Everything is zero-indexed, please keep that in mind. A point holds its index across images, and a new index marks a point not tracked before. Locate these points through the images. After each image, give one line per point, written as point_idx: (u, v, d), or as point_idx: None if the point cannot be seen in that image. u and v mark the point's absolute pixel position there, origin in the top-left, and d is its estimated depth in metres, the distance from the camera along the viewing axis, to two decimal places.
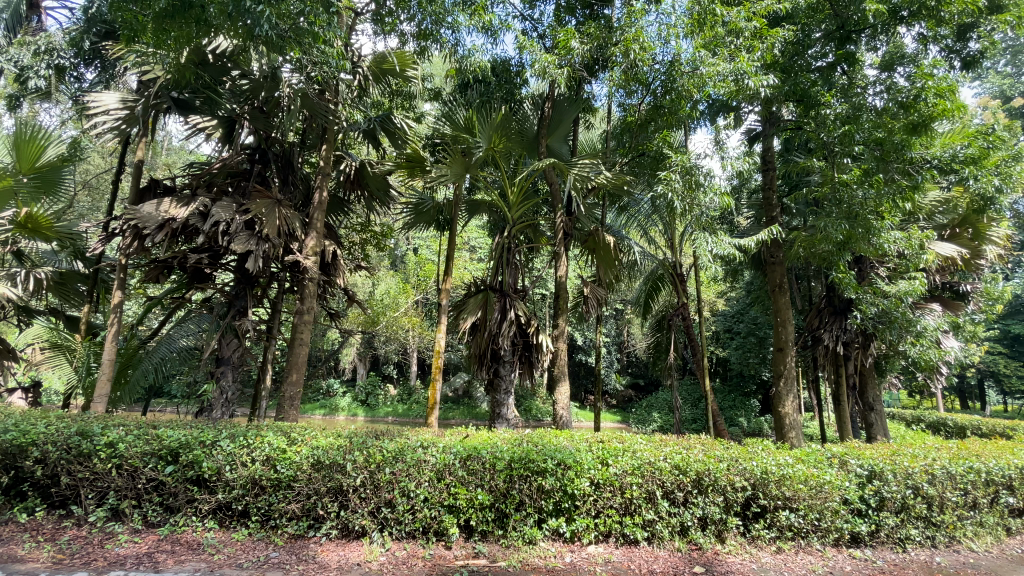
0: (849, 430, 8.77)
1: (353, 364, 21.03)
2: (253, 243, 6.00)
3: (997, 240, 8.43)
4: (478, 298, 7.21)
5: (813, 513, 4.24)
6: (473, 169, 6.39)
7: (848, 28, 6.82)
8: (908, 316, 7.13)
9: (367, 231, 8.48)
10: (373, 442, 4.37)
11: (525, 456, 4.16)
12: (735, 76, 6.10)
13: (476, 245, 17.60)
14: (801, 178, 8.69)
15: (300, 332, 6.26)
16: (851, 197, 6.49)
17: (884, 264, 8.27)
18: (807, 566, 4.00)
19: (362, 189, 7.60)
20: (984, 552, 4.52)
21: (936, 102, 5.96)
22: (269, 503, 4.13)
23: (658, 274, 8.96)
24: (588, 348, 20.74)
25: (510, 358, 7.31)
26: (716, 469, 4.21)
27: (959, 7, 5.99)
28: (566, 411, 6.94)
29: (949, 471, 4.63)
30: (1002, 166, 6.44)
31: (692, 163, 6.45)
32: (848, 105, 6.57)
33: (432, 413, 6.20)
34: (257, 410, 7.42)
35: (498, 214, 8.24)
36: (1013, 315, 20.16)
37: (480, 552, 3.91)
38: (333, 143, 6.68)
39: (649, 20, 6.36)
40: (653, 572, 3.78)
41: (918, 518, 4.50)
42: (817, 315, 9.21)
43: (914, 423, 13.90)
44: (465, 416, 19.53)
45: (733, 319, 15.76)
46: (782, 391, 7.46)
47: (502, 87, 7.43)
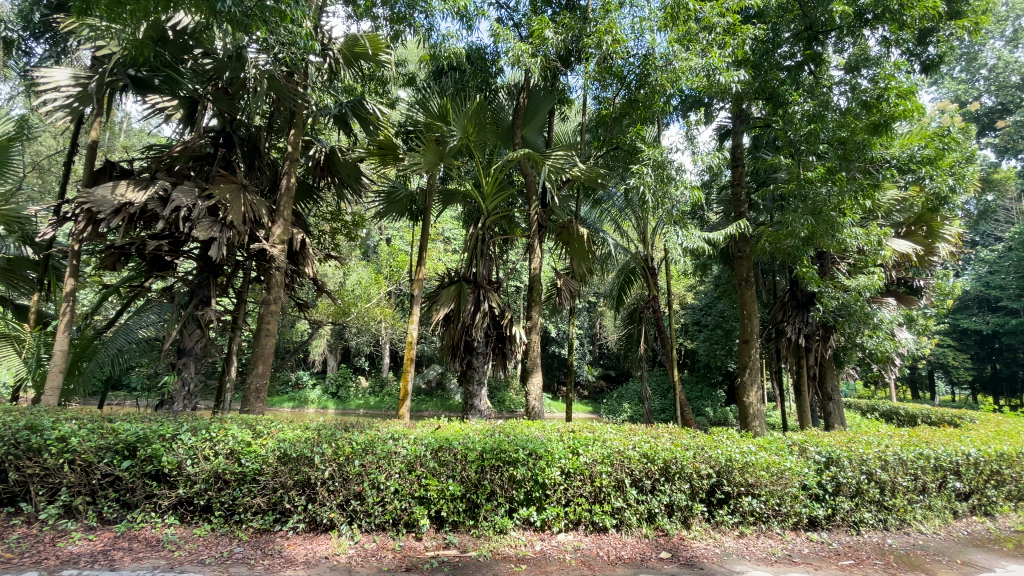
0: (808, 419, 9.09)
1: (323, 355, 20.73)
2: (216, 230, 5.77)
3: (949, 238, 8.86)
4: (451, 290, 7.12)
5: (774, 498, 4.39)
6: (447, 158, 6.34)
7: (815, 30, 6.92)
8: (865, 309, 7.49)
9: (337, 221, 8.31)
10: (342, 434, 4.28)
11: (496, 446, 4.17)
12: (707, 71, 6.29)
13: (449, 236, 17.46)
14: (768, 175, 8.86)
15: (267, 322, 6.07)
16: (816, 194, 6.71)
17: (845, 260, 8.53)
18: (767, 549, 4.16)
19: (332, 175, 7.38)
20: (932, 534, 4.77)
21: (897, 102, 6.21)
22: (232, 498, 4.03)
23: (630, 267, 9.06)
24: (561, 340, 20.89)
25: (483, 350, 7.23)
26: (682, 456, 4.31)
27: (921, 11, 6.21)
28: (538, 403, 6.99)
29: (901, 457, 4.84)
30: (956, 166, 6.75)
31: (664, 157, 6.55)
32: (814, 104, 6.72)
33: (403, 404, 6.11)
34: (221, 402, 7.21)
35: (472, 205, 8.15)
36: (962, 310, 21.26)
37: (451, 543, 3.92)
38: (301, 127, 6.57)
39: (623, 13, 6.38)
40: (621, 558, 3.86)
41: (870, 502, 4.72)
42: (781, 308, 9.49)
43: (868, 412, 14.56)
44: (438, 408, 19.58)
45: (701, 312, 16.12)
46: (746, 382, 7.68)
47: (477, 75, 7.30)
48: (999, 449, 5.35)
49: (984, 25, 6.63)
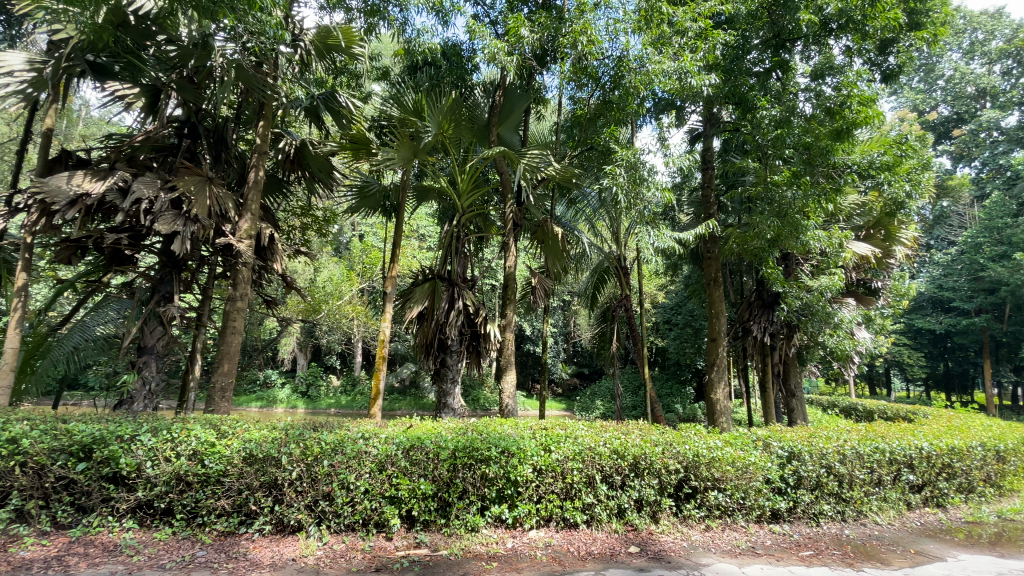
0: (772, 415, 9.37)
1: (293, 354, 20.28)
2: (180, 224, 5.57)
3: (904, 242, 9.27)
4: (425, 287, 6.99)
5: (738, 492, 4.52)
6: (421, 154, 6.27)
7: (782, 37, 7.18)
8: (827, 309, 7.78)
9: (308, 216, 8.15)
10: (310, 434, 4.19)
11: (468, 445, 4.15)
12: (679, 74, 6.36)
13: (424, 234, 17.30)
14: (736, 178, 9.09)
15: (232, 320, 5.89)
16: (781, 197, 6.94)
17: (808, 261, 8.83)
18: (732, 541, 4.28)
19: (303, 169, 7.21)
20: (887, 525, 4.99)
21: (859, 109, 6.46)
22: (195, 500, 3.90)
23: (604, 266, 9.19)
24: (535, 338, 20.98)
25: (457, 348, 7.18)
26: (651, 452, 4.39)
27: (882, 21, 6.51)
28: (511, 401, 7.00)
29: (858, 451, 5.04)
30: (913, 173, 7.05)
31: (637, 158, 6.65)
32: (782, 109, 6.89)
33: (375, 404, 6.01)
34: (184, 402, 6.96)
35: (446, 202, 8.08)
36: (917, 311, 22.21)
37: (421, 542, 3.90)
38: (270, 119, 6.39)
39: (598, 15, 6.44)
40: (591, 554, 3.91)
41: (830, 494, 4.90)
42: (747, 307, 9.77)
43: (829, 408, 15.11)
44: (411, 407, 19.39)
45: (671, 311, 16.44)
46: (714, 379, 7.88)
47: (454, 71, 7.32)
48: (949, 443, 5.62)
49: (941, 37, 6.93)
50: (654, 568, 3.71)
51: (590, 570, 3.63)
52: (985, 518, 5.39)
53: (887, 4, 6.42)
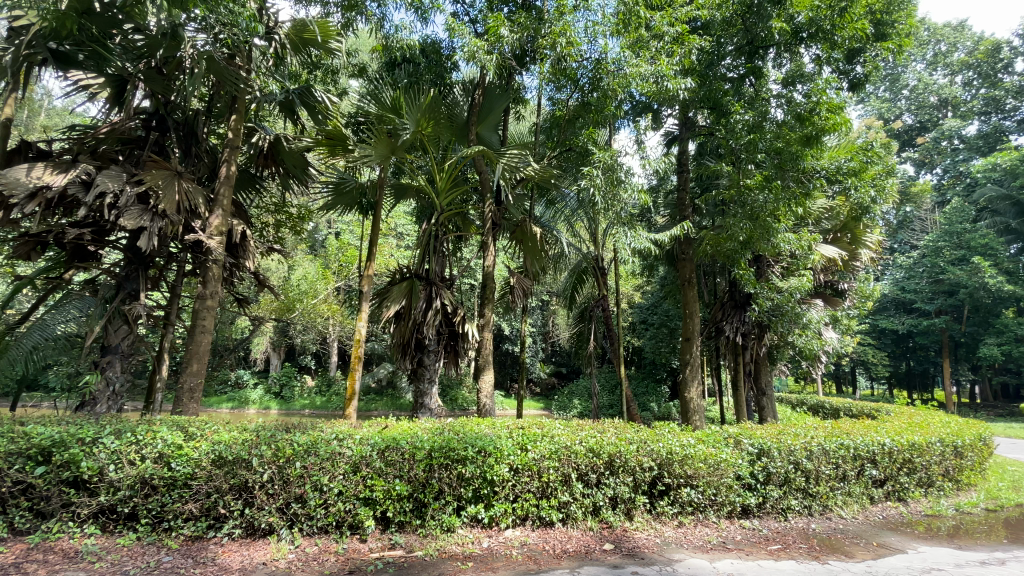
0: (744, 413, 9.59)
1: (266, 354, 19.84)
2: (146, 219, 5.38)
3: (869, 245, 9.61)
4: (402, 286, 6.91)
5: (710, 489, 4.61)
6: (399, 152, 6.20)
7: (756, 44, 7.28)
8: (796, 309, 8.05)
9: (282, 213, 7.99)
10: (282, 435, 4.10)
11: (445, 445, 4.13)
12: (656, 78, 6.51)
13: (402, 232, 17.13)
14: (711, 181, 9.26)
15: (202, 319, 5.72)
16: (754, 201, 7.11)
17: (779, 263, 9.06)
18: (703, 537, 4.37)
19: (277, 164, 7.05)
20: (851, 519, 5.16)
21: (828, 116, 6.69)
22: (161, 505, 3.78)
23: (582, 267, 9.27)
24: (514, 338, 21.00)
25: (435, 348, 7.11)
26: (626, 450, 4.44)
27: (850, 31, 6.70)
28: (489, 400, 6.99)
29: (824, 447, 5.19)
30: (878, 179, 7.44)
31: (614, 160, 6.71)
32: (754, 114, 7.06)
33: (350, 404, 5.91)
34: (151, 403, 6.73)
35: (424, 201, 8.02)
36: (881, 312, 23.04)
37: (396, 543, 3.87)
38: (243, 113, 6.24)
39: (577, 17, 6.48)
40: (566, 552, 3.94)
41: (797, 490, 5.04)
42: (720, 308, 9.98)
43: (797, 406, 15.54)
44: (388, 407, 19.21)
45: (648, 311, 16.67)
46: (687, 378, 8.02)
47: (432, 69, 7.27)
48: (909, 440, 5.85)
49: (906, 48, 7.20)
50: (628, 564, 3.76)
51: (565, 568, 3.66)
52: (943, 511, 5.63)
53: (855, 15, 6.65)
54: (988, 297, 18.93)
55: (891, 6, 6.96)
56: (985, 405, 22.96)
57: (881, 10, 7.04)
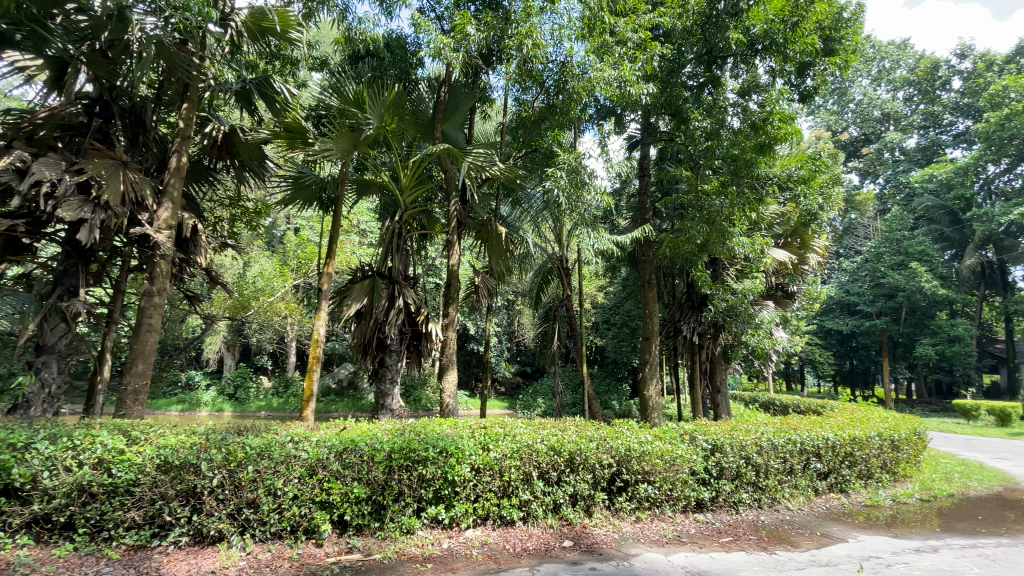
0: (700, 410, 9.91)
1: (219, 353, 19.04)
2: (87, 211, 5.07)
3: (817, 250, 10.11)
4: (364, 284, 6.75)
5: (666, 484, 4.75)
6: (361, 147, 6.06)
7: (714, 54, 7.60)
8: (748, 310, 8.39)
9: (237, 207, 7.69)
10: (234, 438, 3.95)
11: (405, 446, 4.07)
12: (619, 82, 6.69)
13: (364, 229, 16.79)
14: (671, 185, 9.52)
15: (148, 317, 5.41)
16: (710, 206, 7.37)
17: (733, 265, 9.38)
18: (659, 531, 4.49)
19: (232, 156, 6.78)
20: (797, 510, 5.42)
21: (780, 125, 7.02)
22: (100, 513, 3.58)
23: (547, 267, 9.35)
24: (478, 337, 20.93)
25: (397, 347, 7.00)
26: (586, 448, 4.51)
27: (801, 45, 7.03)
28: (452, 400, 6.94)
29: (773, 442, 5.42)
30: (825, 188, 7.93)
31: (579, 162, 6.79)
32: (712, 121, 7.31)
33: (307, 406, 5.72)
34: (90, 407, 6.34)
35: (388, 197, 7.87)
36: (828, 313, 24.28)
37: (354, 547, 3.78)
38: (196, 102, 5.97)
39: (543, 19, 6.52)
40: (526, 550, 3.97)
41: (748, 483, 5.25)
42: (678, 308, 10.29)
43: (750, 403, 16.17)
44: (349, 408, 18.78)
45: (610, 311, 16.97)
46: (647, 376, 8.22)
47: (396, 64, 7.15)
48: (851, 434, 6.18)
49: (851, 64, 7.61)
50: (587, 561, 3.82)
51: (525, 567, 3.68)
52: (881, 501, 5.98)
53: (806, 30, 6.98)
54: (923, 300, 20.31)
55: (839, 23, 7.29)
56: (920, 401, 24.55)
57: (830, 27, 7.33)
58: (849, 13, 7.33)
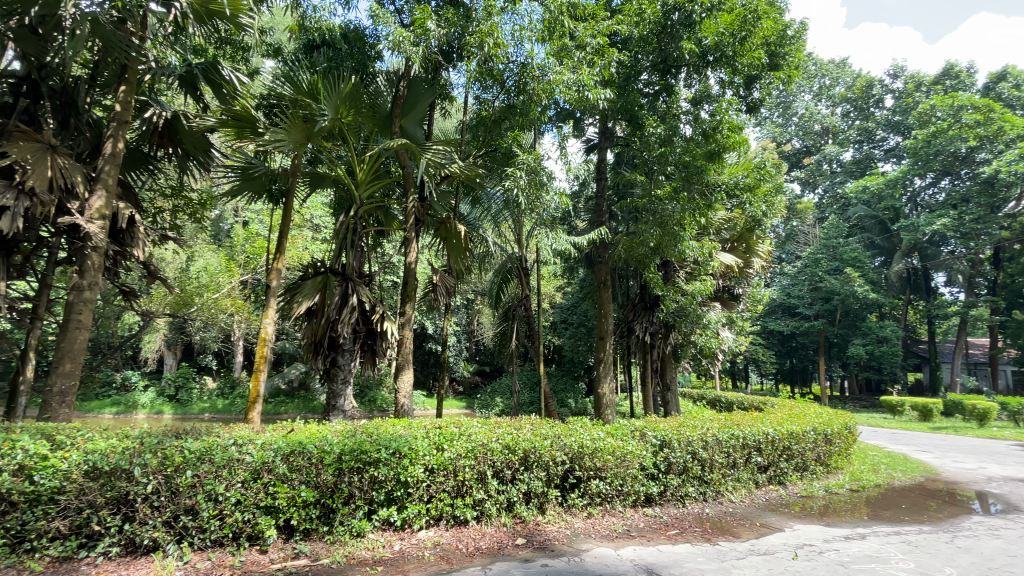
0: (651, 408, 10.21)
1: (158, 352, 17.94)
2: (8, 198, 4.67)
3: (761, 254, 10.61)
4: (316, 281, 6.52)
5: (617, 479, 4.87)
6: (315, 139, 5.87)
7: (668, 63, 7.81)
8: (697, 311, 8.68)
9: (180, 198, 7.29)
10: (171, 441, 3.75)
11: (356, 448, 3.97)
12: (577, 86, 6.85)
13: (319, 224, 16.26)
14: (627, 189, 9.76)
15: (77, 313, 5.04)
16: (663, 210, 7.61)
17: (683, 268, 9.71)
18: (610, 526, 4.60)
19: (175, 144, 6.41)
20: (739, 502, 5.68)
21: (728, 134, 7.35)
22: (20, 524, 3.29)
23: (506, 267, 9.40)
24: (436, 337, 20.74)
25: (350, 347, 6.86)
26: (540, 446, 4.57)
27: (749, 59, 7.37)
28: (407, 400, 6.83)
29: (718, 438, 5.65)
30: (769, 196, 8.41)
31: (538, 163, 6.85)
32: (665, 128, 7.57)
33: (253, 408, 5.47)
34: (11, 410, 5.84)
35: (343, 192, 7.68)
36: (772, 314, 25.56)
37: (300, 552, 3.67)
38: (135, 85, 5.59)
39: (504, 19, 6.55)
40: (479, 549, 3.97)
41: (694, 477, 5.47)
42: (631, 309, 10.58)
43: (698, 400, 16.80)
44: (300, 410, 18.12)
45: (568, 311, 17.18)
46: (601, 375, 8.40)
47: (354, 56, 7.07)
48: (788, 429, 6.54)
49: (794, 79, 8.05)
50: (538, 558, 3.86)
51: (477, 566, 3.68)
52: (815, 492, 6.37)
53: (753, 45, 7.36)
54: (856, 303, 21.76)
55: (784, 40, 7.71)
56: (852, 398, 26.25)
57: (775, 43, 7.73)
58: (793, 31, 7.76)
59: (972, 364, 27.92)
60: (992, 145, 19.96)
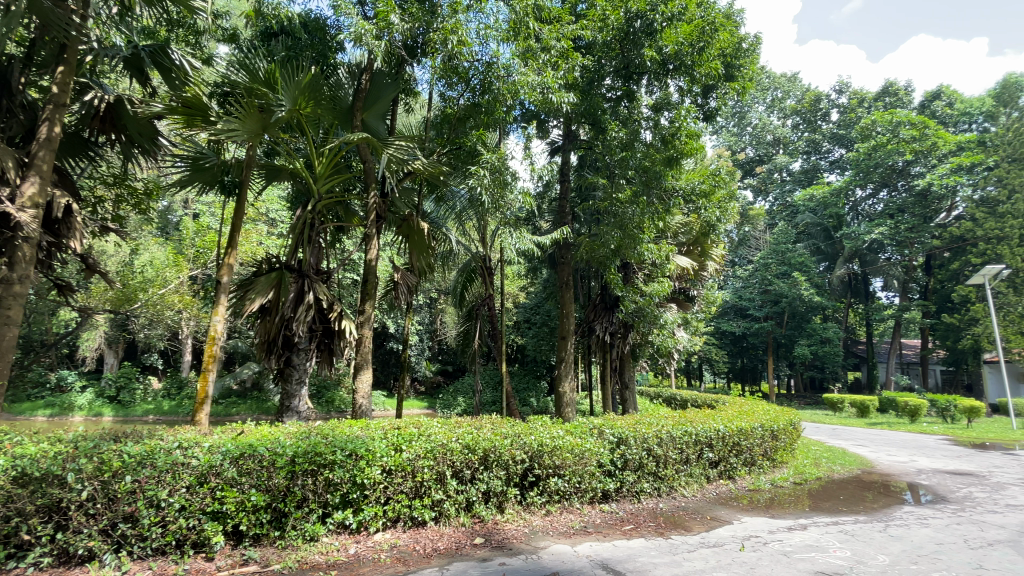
0: (610, 406, 10.42)
1: (97, 351, 16.86)
2: None
3: (715, 258, 11.01)
4: (270, 277, 6.30)
5: (575, 477, 4.96)
6: (272, 130, 5.65)
7: (631, 69, 8.01)
8: (654, 312, 8.91)
9: (124, 187, 6.87)
10: (109, 445, 3.54)
11: (310, 450, 3.87)
12: (542, 88, 6.94)
13: (275, 218, 15.73)
14: (589, 192, 9.92)
15: (6, 308, 4.67)
16: (624, 212, 7.80)
17: (642, 270, 9.97)
18: (567, 523, 4.67)
19: (118, 131, 6.02)
20: (691, 497, 5.88)
21: (686, 141, 7.62)
22: None
23: (470, 267, 9.39)
24: (397, 336, 20.44)
25: (306, 346, 6.68)
26: (500, 445, 4.59)
27: (706, 69, 7.65)
28: (366, 400, 6.70)
29: (671, 435, 5.84)
30: (723, 202, 8.77)
31: (502, 163, 6.87)
32: (627, 133, 7.76)
33: (201, 410, 5.22)
34: None
35: (302, 186, 7.44)
36: (725, 315, 26.58)
37: (249, 559, 3.54)
38: (74, 66, 5.19)
39: (469, 17, 6.51)
40: (437, 550, 3.95)
41: (649, 473, 5.62)
42: (592, 309, 10.76)
43: (655, 398, 17.28)
44: (252, 411, 17.44)
45: (531, 311, 17.28)
46: (562, 374, 8.49)
47: (315, 46, 6.92)
48: (738, 426, 6.81)
49: (748, 90, 8.40)
50: (496, 557, 3.88)
51: (434, 567, 3.65)
52: (761, 486, 6.67)
53: (710, 56, 7.64)
54: (802, 306, 22.93)
55: (739, 52, 8.03)
56: (798, 396, 27.66)
57: (731, 55, 8.06)
58: (748, 45, 8.09)
59: (905, 364, 29.94)
60: (926, 159, 21.47)
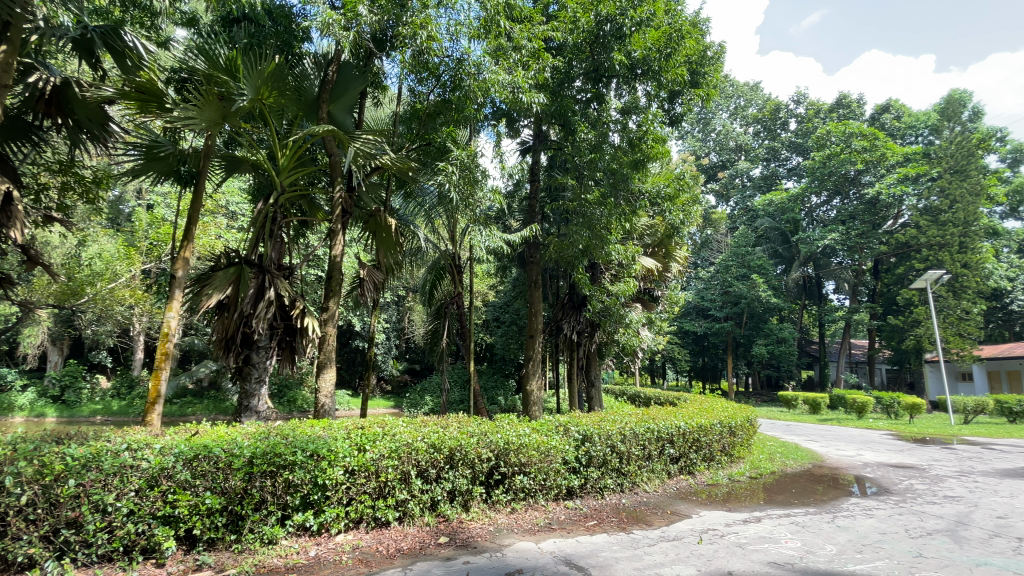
0: (576, 403, 10.53)
1: (39, 348, 15.90)
2: None
3: (678, 260, 11.29)
4: (228, 273, 6.08)
5: (540, 474, 5.01)
6: (233, 119, 5.44)
7: (600, 72, 8.05)
8: (620, 311, 9.06)
9: (72, 174, 6.48)
10: (52, 447, 3.35)
11: (269, 451, 3.77)
12: (512, 87, 7.05)
13: (236, 211, 15.22)
14: (558, 193, 9.99)
15: None
16: (592, 213, 7.93)
17: (608, 270, 10.12)
18: (532, 520, 4.71)
19: (65, 115, 5.67)
20: (652, 492, 6.03)
21: (652, 145, 7.84)
22: None
23: (439, 265, 9.32)
24: (363, 334, 20.09)
25: (266, 344, 6.46)
26: (466, 444, 4.58)
27: (673, 76, 7.85)
28: (329, 399, 6.56)
29: (634, 431, 5.98)
30: (687, 205, 9.01)
31: (471, 160, 6.86)
32: (596, 135, 7.89)
33: (153, 410, 4.98)
34: None
35: (264, 178, 7.20)
36: (688, 316, 27.32)
37: (203, 564, 3.42)
38: (18, 45, 4.84)
39: (440, 13, 6.45)
40: (400, 550, 3.91)
41: (612, 470, 5.73)
42: (560, 308, 10.85)
43: (620, 396, 17.59)
44: (209, 411, 16.78)
45: (500, 310, 17.30)
46: (529, 372, 8.47)
47: (280, 35, 6.74)
48: (698, 422, 7.02)
49: (713, 98, 8.64)
50: (460, 555, 3.88)
51: (397, 568, 3.62)
52: (720, 480, 6.90)
53: (676, 62, 7.87)
54: (760, 307, 23.83)
55: (704, 60, 8.31)
56: (756, 393, 28.70)
57: (696, 62, 8.33)
58: (713, 53, 8.37)
59: (854, 363, 31.48)
60: (876, 169, 22.65)
